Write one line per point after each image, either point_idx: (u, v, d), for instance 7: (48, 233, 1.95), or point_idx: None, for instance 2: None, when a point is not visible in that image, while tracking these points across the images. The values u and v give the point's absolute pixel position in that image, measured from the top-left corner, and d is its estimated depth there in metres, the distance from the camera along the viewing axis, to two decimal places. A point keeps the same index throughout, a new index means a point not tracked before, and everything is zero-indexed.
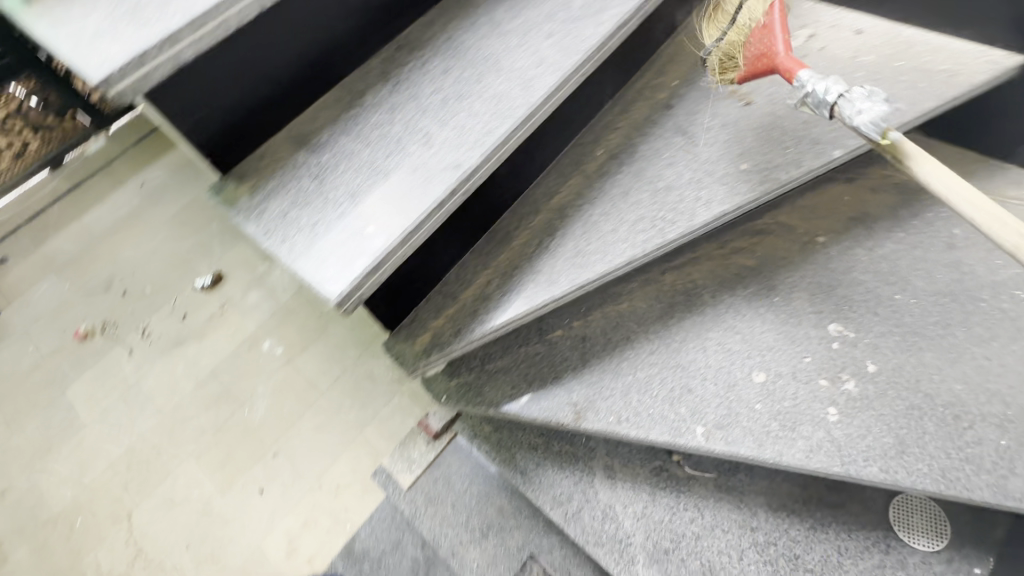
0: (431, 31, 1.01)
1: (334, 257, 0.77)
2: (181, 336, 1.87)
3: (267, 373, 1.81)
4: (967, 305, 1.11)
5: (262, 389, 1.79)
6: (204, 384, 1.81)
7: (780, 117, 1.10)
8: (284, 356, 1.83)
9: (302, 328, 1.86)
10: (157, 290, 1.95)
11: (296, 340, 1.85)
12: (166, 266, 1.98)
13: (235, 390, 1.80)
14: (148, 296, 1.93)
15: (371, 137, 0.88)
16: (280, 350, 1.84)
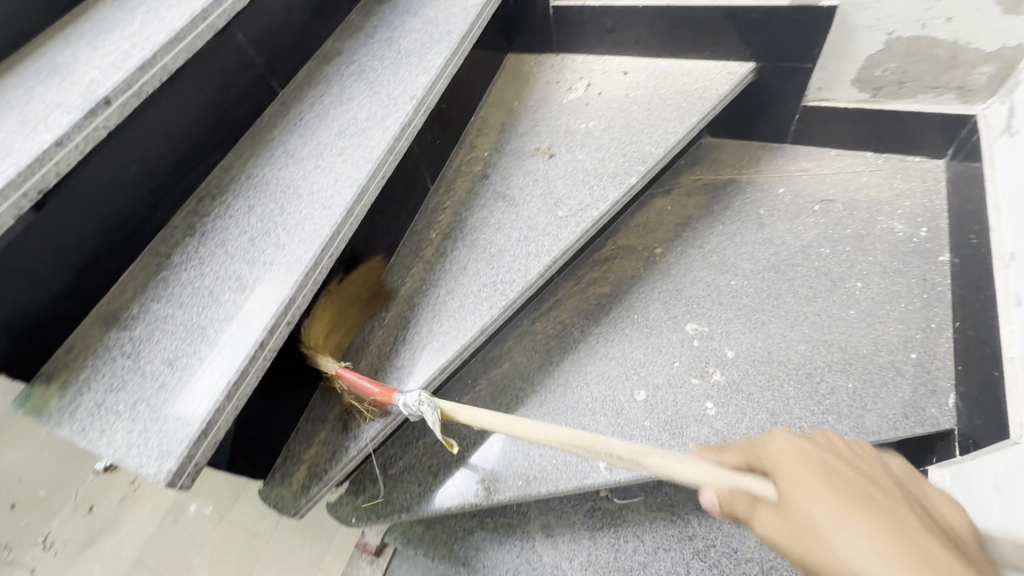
0: (232, 173, 1.02)
1: (159, 436, 0.74)
2: (92, 532, 1.52)
3: (199, 541, 1.50)
4: (789, 273, 1.24)
5: (199, 560, 1.48)
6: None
7: (581, 161, 1.21)
8: (215, 515, 1.54)
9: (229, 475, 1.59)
10: (50, 488, 1.56)
11: (225, 491, 1.57)
12: (57, 456, 1.60)
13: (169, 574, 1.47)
14: (40, 498, 1.54)
15: (183, 296, 0.87)
16: (208, 509, 1.54)
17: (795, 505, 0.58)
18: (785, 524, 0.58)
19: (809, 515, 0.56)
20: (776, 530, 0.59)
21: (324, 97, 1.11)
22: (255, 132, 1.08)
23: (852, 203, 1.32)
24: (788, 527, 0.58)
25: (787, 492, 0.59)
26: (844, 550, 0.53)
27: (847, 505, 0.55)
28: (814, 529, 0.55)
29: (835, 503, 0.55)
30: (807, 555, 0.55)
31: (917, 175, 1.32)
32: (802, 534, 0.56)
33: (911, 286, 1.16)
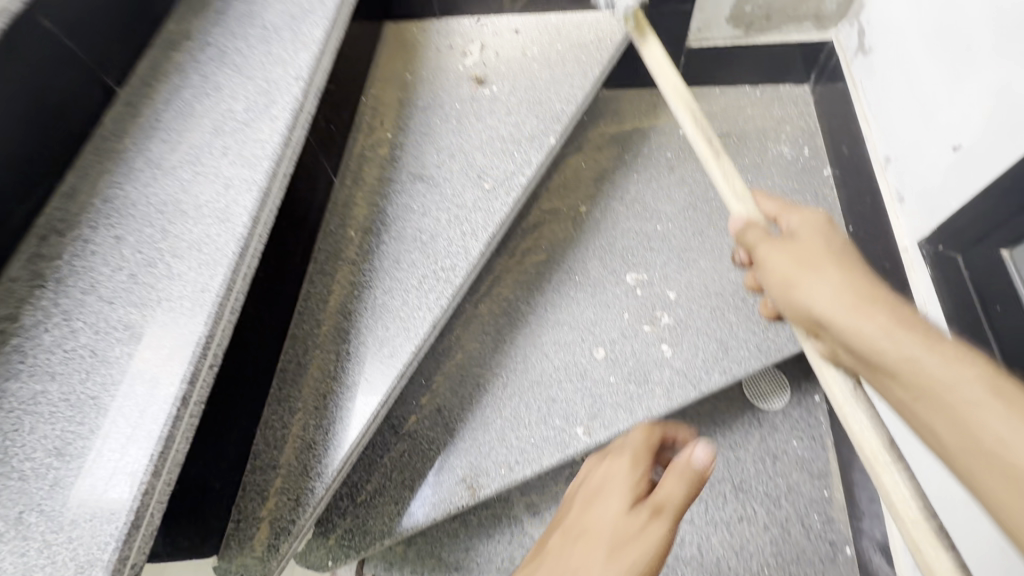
0: (79, 199, 0.80)
1: (70, 549, 0.57)
2: None
3: None
4: (705, 209, 1.31)
5: None
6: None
7: (495, 128, 1.15)
8: None
9: None
10: None
11: None
12: None
13: None
14: None
15: (52, 365, 0.67)
16: None
17: (795, 247, 0.75)
18: (788, 256, 0.74)
19: (816, 252, 0.72)
20: (776, 264, 0.75)
21: (182, 91, 0.91)
22: (97, 144, 0.85)
23: (744, 135, 1.41)
24: (788, 262, 0.74)
25: (798, 241, 0.76)
26: (824, 282, 0.69)
27: (841, 261, 0.70)
28: (807, 269, 0.71)
29: (833, 258, 0.71)
30: (796, 285, 0.72)
31: (791, 101, 1.45)
32: (800, 262, 0.72)
33: (807, 203, 1.28)
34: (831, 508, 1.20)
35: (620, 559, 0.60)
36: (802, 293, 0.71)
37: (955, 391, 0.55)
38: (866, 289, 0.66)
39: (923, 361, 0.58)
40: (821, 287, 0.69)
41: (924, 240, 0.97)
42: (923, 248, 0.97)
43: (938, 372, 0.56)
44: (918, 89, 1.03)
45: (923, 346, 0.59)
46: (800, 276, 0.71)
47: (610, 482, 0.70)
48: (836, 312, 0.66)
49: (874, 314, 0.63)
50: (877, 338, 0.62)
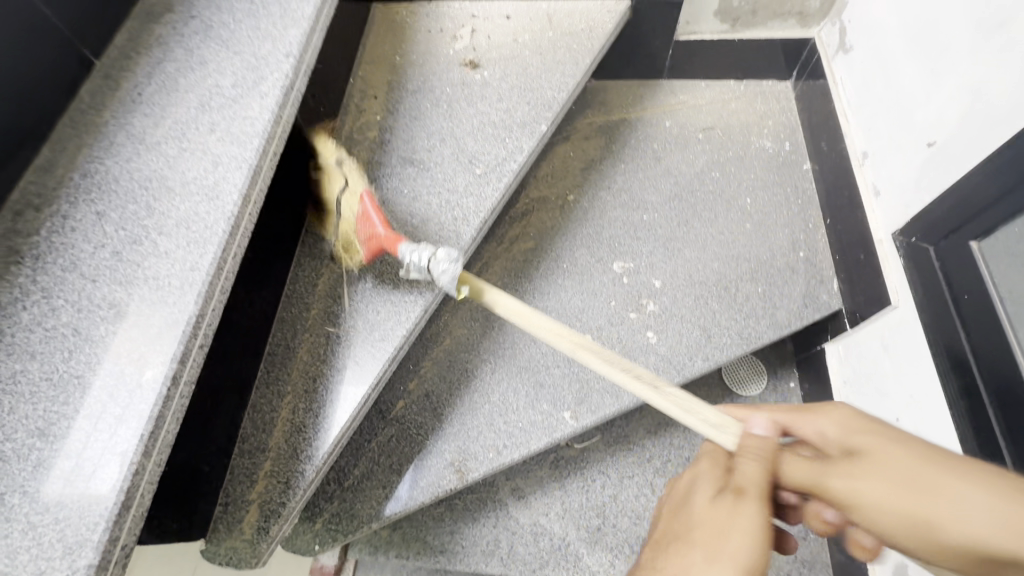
0: (56, 173, 0.77)
1: (58, 530, 0.56)
2: None
3: None
4: (690, 199, 1.33)
5: None
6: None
7: (486, 114, 1.14)
8: None
9: None
10: None
11: None
12: None
13: None
14: None
15: (32, 344, 0.64)
16: None
17: (868, 476, 0.59)
18: (886, 480, 0.58)
19: (892, 464, 0.59)
20: (874, 499, 0.58)
21: (165, 64, 0.88)
22: (74, 116, 0.81)
23: (728, 128, 1.44)
24: (890, 484, 0.58)
25: (867, 455, 0.61)
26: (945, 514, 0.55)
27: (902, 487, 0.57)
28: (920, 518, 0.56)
29: (879, 461, 0.60)
30: (931, 525, 0.55)
31: (773, 97, 1.48)
32: (882, 477, 0.59)
33: (787, 195, 1.33)
34: None
35: (719, 550, 0.58)
36: (953, 530, 0.54)
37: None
38: (978, 474, 0.56)
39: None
40: (963, 506, 0.54)
41: (898, 232, 1.02)
42: (897, 240, 1.02)
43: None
44: (897, 88, 1.07)
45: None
46: (941, 502, 0.55)
47: (690, 489, 0.67)
48: (963, 518, 0.54)
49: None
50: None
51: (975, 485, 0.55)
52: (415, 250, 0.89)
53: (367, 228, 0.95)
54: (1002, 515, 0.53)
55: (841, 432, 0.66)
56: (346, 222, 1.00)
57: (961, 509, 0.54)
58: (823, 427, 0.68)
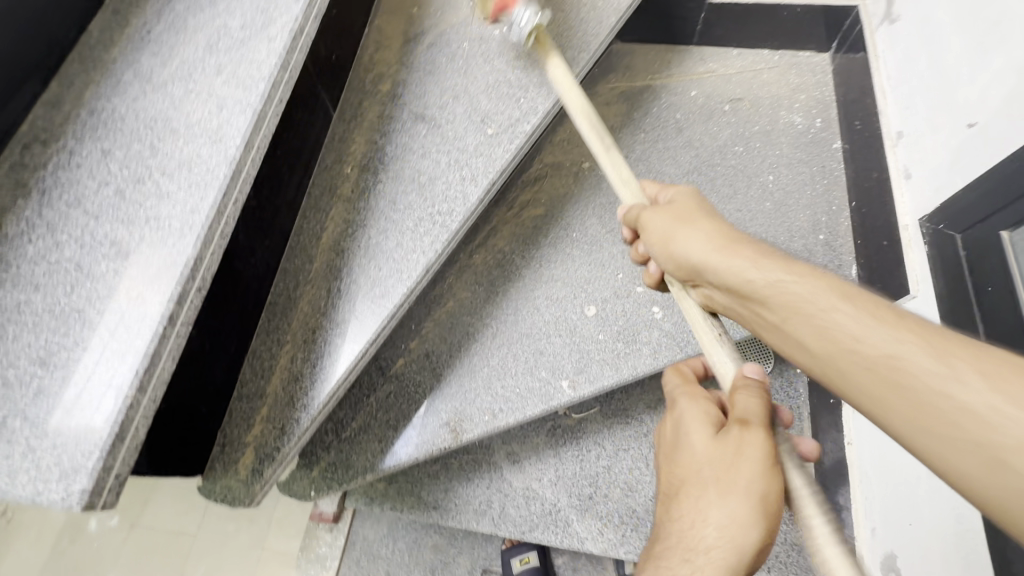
0: (63, 108, 0.77)
1: (55, 455, 0.58)
2: None
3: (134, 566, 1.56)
4: (710, 174, 1.28)
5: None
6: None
7: (502, 71, 1.09)
8: (134, 541, 1.59)
9: (152, 511, 1.61)
10: None
11: (151, 524, 1.60)
12: None
13: None
14: None
15: (36, 277, 0.66)
16: (136, 545, 1.58)
17: (663, 216, 0.76)
18: (668, 217, 0.75)
19: (684, 207, 0.75)
20: (657, 225, 0.76)
21: (174, 2, 0.86)
22: (83, 51, 0.80)
23: (756, 101, 1.38)
24: (669, 220, 0.74)
25: (673, 206, 0.78)
26: (687, 241, 0.71)
27: (681, 219, 0.74)
28: (669, 237, 0.74)
29: (675, 211, 0.76)
30: (673, 239, 0.73)
31: (809, 70, 1.41)
32: (675, 217, 0.75)
33: (813, 174, 1.27)
34: None
35: (733, 489, 0.61)
36: (683, 251, 0.72)
37: (812, 302, 0.57)
38: (734, 232, 0.70)
39: (788, 285, 0.60)
40: (694, 239, 0.71)
41: (924, 218, 0.98)
42: (923, 226, 0.98)
43: (799, 289, 0.59)
44: (943, 62, 0.99)
45: (784, 270, 0.61)
46: (682, 236, 0.72)
47: (687, 418, 0.71)
48: (698, 239, 0.71)
49: (743, 255, 0.65)
50: (744, 267, 0.64)
51: (715, 231, 0.70)
52: (523, 10, 1.01)
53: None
54: (726, 248, 0.67)
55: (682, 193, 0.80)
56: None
57: (697, 235, 0.71)
58: (662, 195, 0.83)
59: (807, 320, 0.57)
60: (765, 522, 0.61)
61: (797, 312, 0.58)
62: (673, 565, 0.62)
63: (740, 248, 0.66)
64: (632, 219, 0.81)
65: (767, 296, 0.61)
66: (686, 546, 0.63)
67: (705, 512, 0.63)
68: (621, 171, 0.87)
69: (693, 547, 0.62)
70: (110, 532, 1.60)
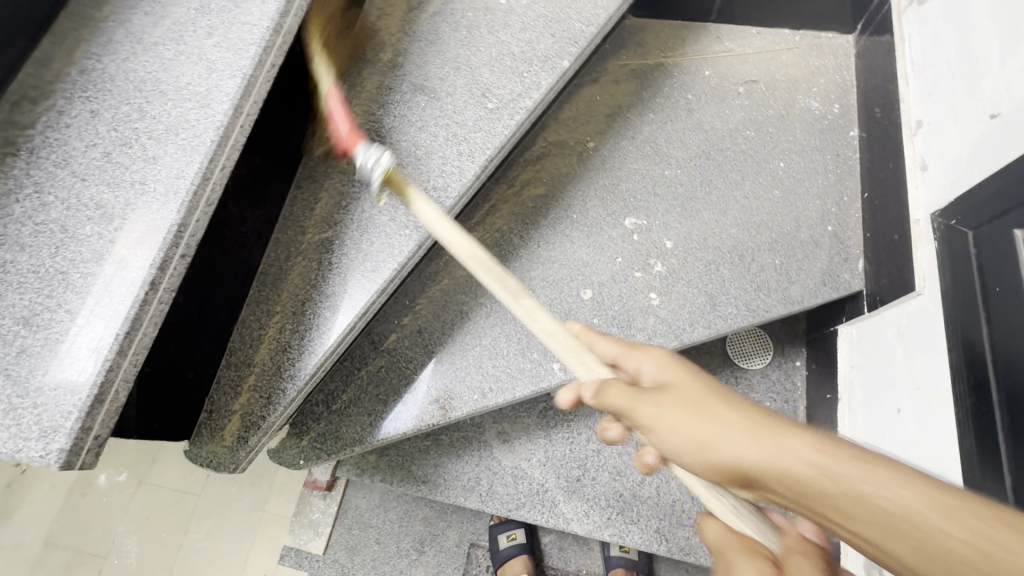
0: (53, 67, 0.75)
1: (36, 413, 0.59)
2: (40, 531, 1.59)
3: (140, 517, 1.62)
4: (718, 158, 1.24)
5: (136, 530, 1.61)
6: (43, 561, 1.57)
7: (506, 42, 1.06)
8: (139, 492, 1.64)
9: (158, 466, 1.66)
10: None
11: (156, 478, 1.65)
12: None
13: (118, 551, 1.59)
14: None
15: (22, 237, 0.65)
16: (141, 498, 1.63)
17: (668, 404, 0.56)
18: (677, 407, 0.55)
19: (689, 390, 0.57)
20: (671, 424, 0.55)
21: None
22: (75, 8, 0.79)
23: (772, 84, 1.32)
24: (683, 415, 0.55)
25: (669, 387, 0.58)
26: (725, 441, 0.52)
27: (696, 411, 0.54)
28: (698, 438, 0.53)
29: (683, 396, 0.56)
30: (703, 440, 0.53)
31: (830, 52, 1.35)
32: (686, 404, 0.55)
33: (826, 163, 1.22)
34: None
35: None
36: (719, 452, 0.52)
37: (909, 516, 0.43)
38: (762, 411, 0.53)
39: (872, 496, 0.44)
40: (732, 434, 0.52)
41: (937, 213, 0.94)
42: (934, 221, 0.94)
43: (885, 496, 0.44)
44: (971, 48, 0.93)
45: (857, 469, 0.45)
46: (712, 429, 0.53)
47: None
48: (728, 431, 0.52)
49: (796, 452, 0.48)
50: (805, 467, 0.47)
51: (747, 420, 0.52)
52: (366, 151, 0.84)
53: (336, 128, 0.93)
54: (768, 442, 0.50)
55: (657, 363, 0.62)
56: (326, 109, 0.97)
57: (726, 427, 0.52)
58: (641, 364, 0.64)
59: (901, 537, 0.43)
60: None
61: (903, 537, 0.43)
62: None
63: (794, 440, 0.49)
64: (618, 407, 0.59)
65: (848, 511, 0.45)
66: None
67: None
68: (541, 322, 0.74)
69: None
70: (116, 484, 1.64)
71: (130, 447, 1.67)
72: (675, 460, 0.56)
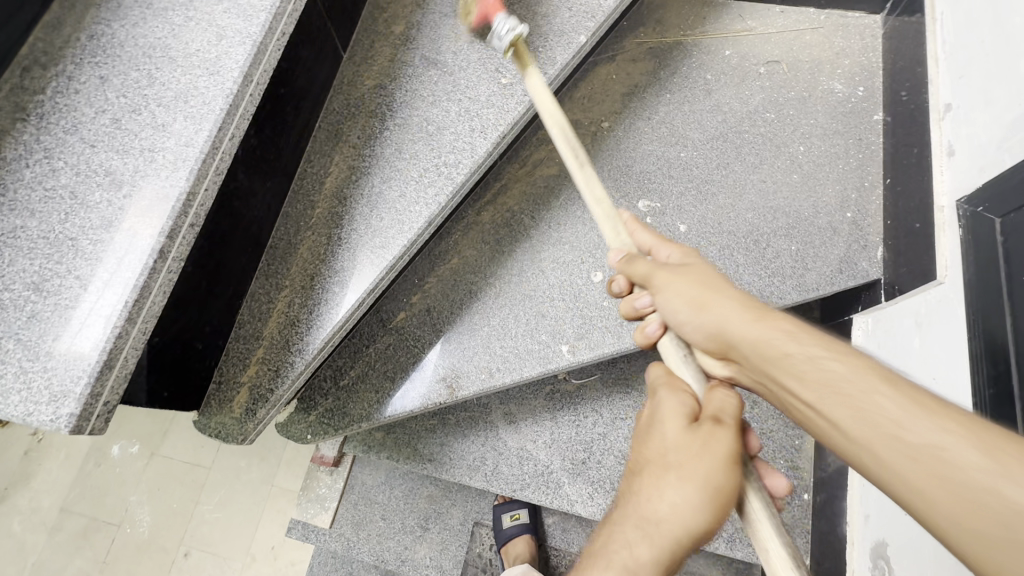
0: (62, 31, 0.74)
1: (46, 377, 0.59)
2: (55, 497, 1.63)
3: (152, 486, 1.65)
4: (736, 141, 1.21)
5: (147, 500, 1.64)
6: (59, 526, 1.61)
7: (522, 15, 1.03)
8: (150, 462, 1.67)
9: (169, 438, 1.69)
10: (11, 463, 1.65)
11: (167, 450, 1.68)
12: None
13: (130, 519, 1.62)
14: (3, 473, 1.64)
15: (31, 203, 0.65)
16: (152, 469, 1.66)
17: (683, 275, 0.67)
18: (688, 281, 0.66)
19: (701, 271, 0.68)
20: (677, 293, 0.66)
21: None
22: None
23: (796, 65, 1.28)
24: (691, 286, 0.65)
25: (686, 267, 0.69)
26: (721, 309, 0.62)
27: (702, 284, 0.65)
28: (698, 301, 0.64)
29: (698, 272, 0.67)
30: (702, 305, 0.63)
31: (857, 33, 1.30)
32: (693, 279, 0.66)
33: (848, 147, 1.19)
34: (798, 456, 1.22)
35: (697, 479, 0.56)
36: (714, 315, 0.62)
37: (849, 382, 0.53)
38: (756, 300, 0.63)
39: (825, 362, 0.55)
40: (726, 307, 0.62)
41: (963, 200, 0.91)
42: (960, 208, 0.91)
43: (841, 368, 0.54)
44: (1005, 26, 0.89)
45: (821, 345, 0.56)
46: (712, 296, 0.63)
47: (663, 408, 0.62)
48: (722, 296, 0.63)
49: (771, 321, 0.59)
50: (775, 332, 0.58)
51: (741, 295, 0.63)
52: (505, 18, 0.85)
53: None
54: (755, 312, 0.61)
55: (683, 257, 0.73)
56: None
57: (726, 293, 0.63)
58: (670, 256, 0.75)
59: (846, 405, 0.52)
60: (716, 512, 0.56)
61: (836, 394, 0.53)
62: (629, 537, 0.56)
63: (774, 316, 0.59)
64: (640, 274, 0.70)
65: (803, 372, 0.55)
66: (640, 521, 0.57)
67: (662, 491, 0.57)
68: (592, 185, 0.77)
69: (647, 522, 0.56)
70: (128, 455, 1.67)
71: (142, 419, 1.70)
72: (677, 325, 0.67)
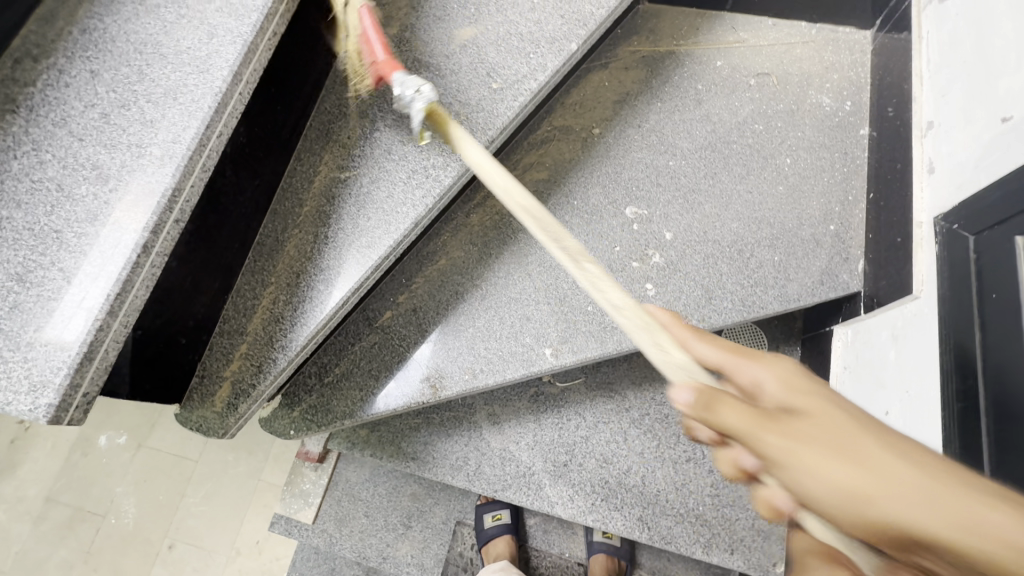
0: (54, 25, 0.74)
1: (26, 367, 0.60)
2: (41, 487, 1.63)
3: (138, 478, 1.65)
4: (724, 151, 1.22)
5: (133, 491, 1.64)
6: (44, 516, 1.61)
7: (514, 21, 1.04)
8: (138, 454, 1.67)
9: (158, 429, 1.70)
10: None
11: (156, 441, 1.68)
12: None
13: (115, 511, 1.62)
14: None
15: (18, 194, 0.65)
16: (139, 460, 1.66)
17: (814, 443, 0.47)
18: (823, 452, 0.47)
19: (833, 428, 0.48)
20: (815, 475, 0.46)
21: None
22: None
23: (785, 78, 1.30)
24: (836, 464, 0.46)
25: (805, 419, 0.49)
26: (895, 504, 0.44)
27: (848, 459, 0.46)
28: (856, 489, 0.45)
29: (825, 432, 0.48)
30: (862, 496, 0.45)
31: (846, 48, 1.32)
32: (831, 450, 0.47)
33: (833, 161, 1.21)
34: None
35: None
36: (888, 512, 0.44)
37: None
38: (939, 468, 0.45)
39: None
40: (908, 502, 0.44)
41: (940, 217, 0.93)
42: (937, 225, 0.93)
43: None
44: (984, 48, 0.91)
45: None
46: (877, 488, 0.45)
47: None
48: (892, 488, 0.44)
49: (996, 526, 0.41)
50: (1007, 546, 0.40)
51: (924, 475, 0.44)
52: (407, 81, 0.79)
53: (370, 53, 0.86)
54: (963, 511, 0.42)
55: (783, 382, 0.54)
56: (353, 41, 0.90)
57: (891, 481, 0.44)
58: (759, 376, 0.55)
59: None
60: None
61: None
62: None
63: (990, 513, 0.41)
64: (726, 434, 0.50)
65: None
66: None
67: None
68: (608, 292, 0.65)
69: None
70: (115, 445, 1.67)
71: (130, 410, 1.70)
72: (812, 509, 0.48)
